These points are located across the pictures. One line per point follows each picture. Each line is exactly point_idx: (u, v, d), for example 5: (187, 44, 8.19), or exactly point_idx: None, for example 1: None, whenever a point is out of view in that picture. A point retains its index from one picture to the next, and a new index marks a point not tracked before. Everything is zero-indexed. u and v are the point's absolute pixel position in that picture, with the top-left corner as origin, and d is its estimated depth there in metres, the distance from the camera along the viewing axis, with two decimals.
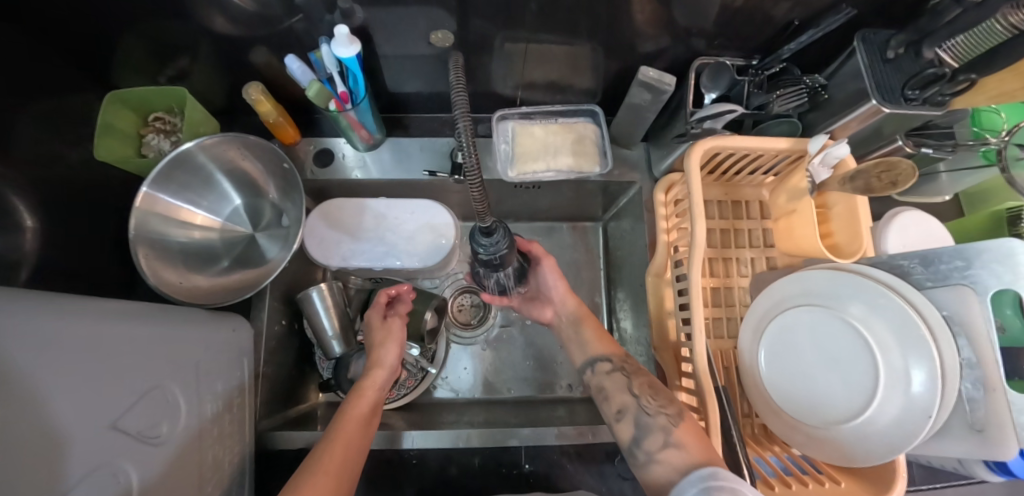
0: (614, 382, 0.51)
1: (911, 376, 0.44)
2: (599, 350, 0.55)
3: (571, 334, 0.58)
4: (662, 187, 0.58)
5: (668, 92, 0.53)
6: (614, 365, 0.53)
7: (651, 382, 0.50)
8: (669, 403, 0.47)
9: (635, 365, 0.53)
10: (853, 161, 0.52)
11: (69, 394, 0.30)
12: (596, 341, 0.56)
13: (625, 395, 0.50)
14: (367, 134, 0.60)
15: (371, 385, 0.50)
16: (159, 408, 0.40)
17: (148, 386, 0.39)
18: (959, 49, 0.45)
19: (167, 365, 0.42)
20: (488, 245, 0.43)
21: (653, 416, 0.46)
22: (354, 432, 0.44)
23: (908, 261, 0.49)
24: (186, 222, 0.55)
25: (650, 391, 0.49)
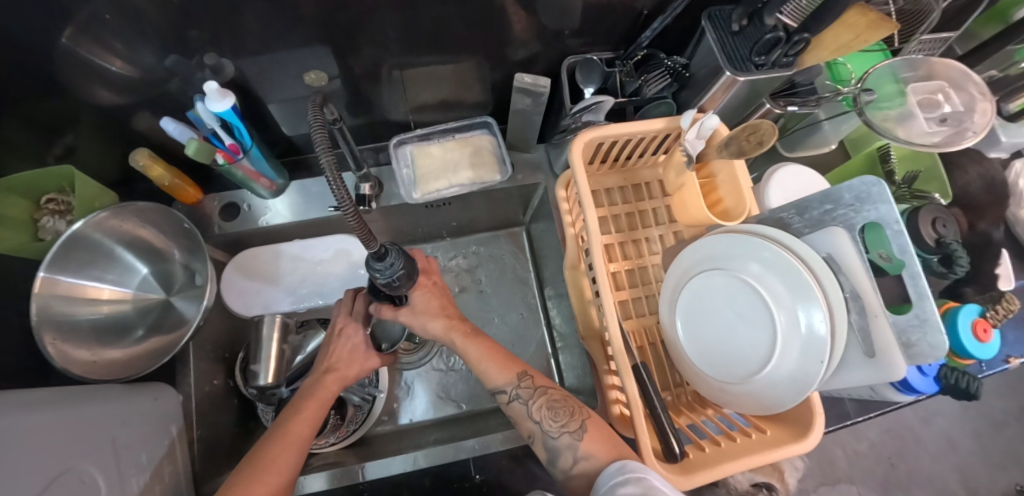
0: (516, 411, 0.50)
1: (804, 320, 0.47)
2: (497, 379, 0.51)
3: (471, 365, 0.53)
4: (562, 183, 0.60)
5: (545, 93, 0.55)
6: (516, 393, 0.51)
7: (550, 401, 0.49)
8: (569, 421, 0.48)
9: (533, 387, 0.51)
10: (724, 130, 0.56)
11: None
12: (490, 368, 0.52)
13: (529, 422, 0.49)
14: (269, 181, 0.60)
15: (325, 390, 0.51)
16: (76, 490, 0.39)
17: (59, 470, 0.38)
18: (799, 10, 0.49)
19: (82, 446, 0.41)
20: (383, 269, 0.44)
21: (557, 438, 0.47)
22: (299, 432, 0.46)
23: (786, 213, 0.52)
24: (93, 299, 0.54)
25: (551, 413, 0.49)
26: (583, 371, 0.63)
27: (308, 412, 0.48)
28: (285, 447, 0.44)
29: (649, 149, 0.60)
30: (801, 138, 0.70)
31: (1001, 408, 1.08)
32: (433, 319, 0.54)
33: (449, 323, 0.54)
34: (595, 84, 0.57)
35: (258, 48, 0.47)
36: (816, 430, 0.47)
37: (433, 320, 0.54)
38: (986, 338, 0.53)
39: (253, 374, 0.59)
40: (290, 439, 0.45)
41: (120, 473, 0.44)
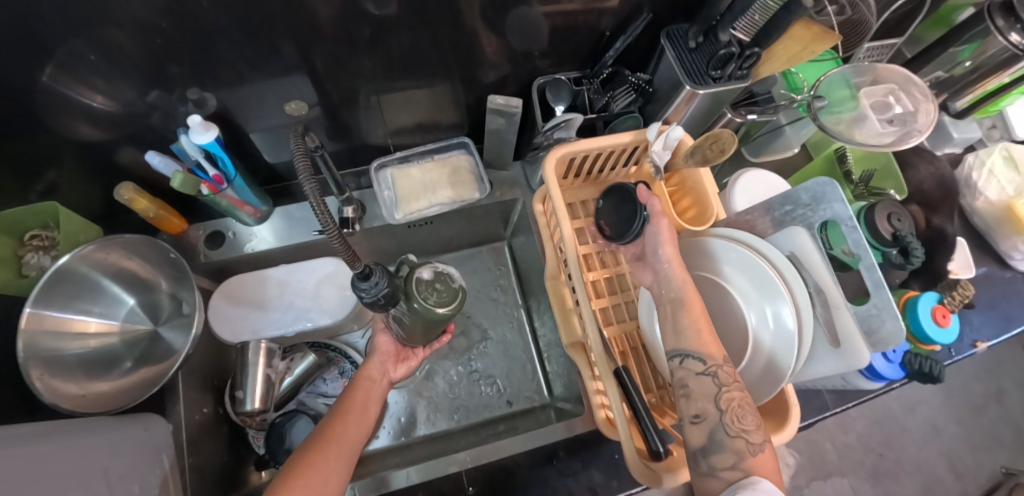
0: (701, 385, 0.43)
1: (773, 316, 0.50)
2: (694, 347, 0.44)
3: (685, 321, 0.46)
4: (537, 199, 0.62)
5: (518, 113, 0.58)
6: (707, 368, 0.43)
7: (743, 399, 0.42)
8: (753, 429, 0.41)
9: (733, 375, 0.43)
10: (689, 140, 0.58)
11: None
12: (701, 338, 0.44)
13: (709, 402, 0.43)
14: (253, 209, 0.62)
15: (371, 375, 0.57)
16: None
17: None
18: (751, 26, 0.52)
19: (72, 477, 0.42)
20: (368, 288, 0.46)
21: (734, 437, 0.40)
22: (352, 413, 0.52)
23: (750, 215, 0.55)
24: (80, 333, 0.54)
25: (739, 411, 0.42)
26: (569, 378, 0.65)
27: (359, 394, 0.54)
28: (341, 428, 0.49)
29: (620, 161, 0.62)
30: (765, 144, 0.74)
31: (978, 392, 1.12)
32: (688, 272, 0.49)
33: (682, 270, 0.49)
34: (564, 102, 0.60)
35: (239, 80, 0.49)
36: (792, 421, 0.50)
37: (669, 245, 0.50)
38: (946, 323, 0.56)
39: (241, 400, 0.59)
40: (349, 419, 0.51)
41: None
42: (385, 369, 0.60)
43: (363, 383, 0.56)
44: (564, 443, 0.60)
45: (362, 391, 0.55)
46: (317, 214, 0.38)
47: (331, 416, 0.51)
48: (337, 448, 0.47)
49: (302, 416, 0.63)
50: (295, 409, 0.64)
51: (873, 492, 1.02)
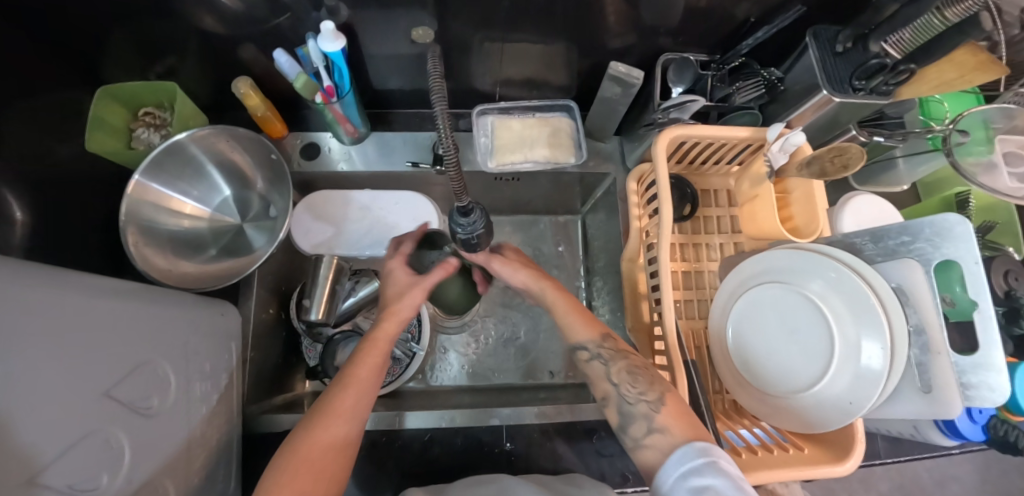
0: (595, 371, 0.50)
1: (864, 348, 0.46)
2: (578, 335, 0.51)
3: (557, 317, 0.54)
4: (634, 177, 0.61)
5: (636, 85, 0.56)
6: (594, 353, 0.50)
7: (630, 366, 0.48)
8: (648, 388, 0.46)
9: (614, 349, 0.50)
10: (809, 148, 0.55)
11: (64, 362, 0.33)
12: (575, 326, 0.52)
13: (605, 382, 0.49)
14: (352, 128, 0.62)
15: (383, 334, 0.48)
16: (148, 381, 0.42)
17: (139, 361, 0.41)
18: (904, 42, 0.48)
19: (156, 340, 0.44)
20: (466, 224, 0.45)
21: (635, 404, 0.45)
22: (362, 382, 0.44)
23: (859, 238, 0.52)
24: (176, 211, 0.57)
25: (629, 378, 0.47)
26: None
27: (369, 357, 0.46)
28: (348, 397, 0.43)
29: (726, 157, 0.61)
30: (874, 173, 0.71)
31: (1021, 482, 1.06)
32: (545, 279, 0.56)
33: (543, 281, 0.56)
34: (685, 85, 0.58)
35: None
36: (856, 458, 0.47)
37: (521, 273, 0.56)
38: None
39: (306, 309, 0.61)
40: (351, 386, 0.43)
41: (182, 378, 0.46)
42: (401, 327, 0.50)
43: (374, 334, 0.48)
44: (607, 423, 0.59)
45: (370, 357, 0.46)
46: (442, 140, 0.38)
47: (338, 385, 0.44)
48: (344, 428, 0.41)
49: (356, 339, 0.64)
50: (351, 331, 0.65)
51: None
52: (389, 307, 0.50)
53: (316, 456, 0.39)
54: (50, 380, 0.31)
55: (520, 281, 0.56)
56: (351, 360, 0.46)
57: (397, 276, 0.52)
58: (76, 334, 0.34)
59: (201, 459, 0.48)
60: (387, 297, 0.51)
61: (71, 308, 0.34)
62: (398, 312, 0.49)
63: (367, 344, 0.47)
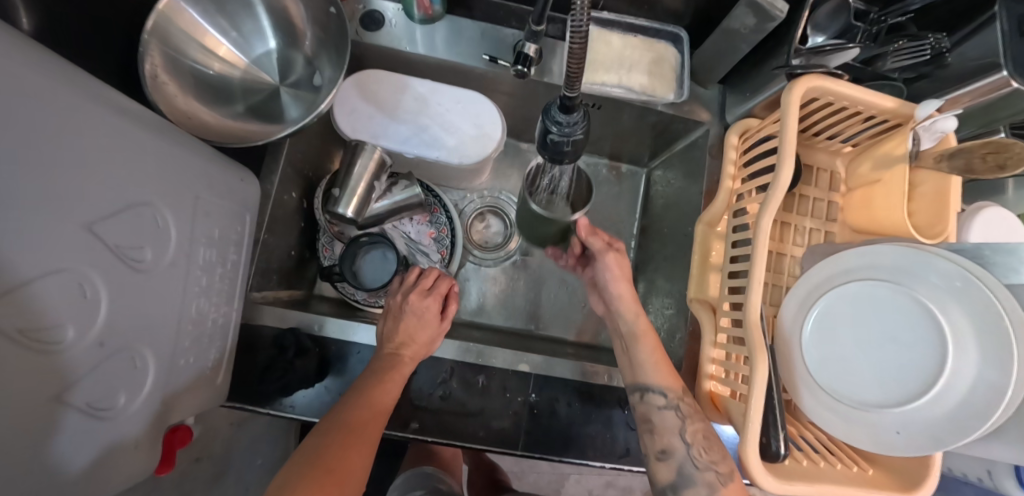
0: (666, 421, 0.42)
1: (978, 375, 0.40)
2: (655, 381, 0.44)
3: (641, 353, 0.46)
4: (736, 130, 0.53)
5: (778, 19, 0.46)
6: (669, 403, 0.43)
7: (706, 430, 0.42)
8: (721, 460, 0.41)
9: (696, 408, 0.43)
10: (955, 140, 0.46)
11: (35, 170, 0.24)
12: (658, 371, 0.44)
13: (674, 438, 0.42)
14: (427, 3, 0.51)
15: (421, 339, 0.47)
16: (144, 227, 0.34)
17: (136, 200, 0.33)
18: None
19: (162, 183, 0.36)
20: (564, 123, 0.36)
21: (702, 471, 0.40)
22: (389, 392, 0.42)
23: (993, 250, 0.44)
24: (208, 50, 0.48)
25: (705, 443, 0.41)
26: (668, 335, 0.58)
27: (406, 362, 0.44)
28: (387, 395, 0.41)
29: (850, 130, 0.52)
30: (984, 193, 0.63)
31: None
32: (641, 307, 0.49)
33: (636, 303, 0.49)
34: (828, 36, 0.49)
35: None
36: (927, 490, 0.41)
37: (624, 288, 0.49)
38: None
39: (335, 199, 0.53)
40: (374, 410, 0.40)
41: (179, 240, 0.38)
42: (434, 335, 0.48)
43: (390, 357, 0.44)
44: None
45: (406, 362, 0.44)
46: (573, 13, 0.29)
47: (373, 378, 0.42)
48: (360, 456, 0.36)
49: (384, 246, 0.57)
50: (381, 235, 0.57)
51: None
52: (420, 322, 0.48)
53: (343, 474, 0.34)
54: (13, 184, 0.23)
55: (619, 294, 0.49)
56: (366, 384, 0.41)
57: (427, 310, 0.49)
58: (56, 141, 0.26)
59: (192, 336, 0.41)
60: (414, 333, 0.47)
61: (53, 107, 0.26)
62: (419, 339, 0.47)
63: (389, 367, 0.43)
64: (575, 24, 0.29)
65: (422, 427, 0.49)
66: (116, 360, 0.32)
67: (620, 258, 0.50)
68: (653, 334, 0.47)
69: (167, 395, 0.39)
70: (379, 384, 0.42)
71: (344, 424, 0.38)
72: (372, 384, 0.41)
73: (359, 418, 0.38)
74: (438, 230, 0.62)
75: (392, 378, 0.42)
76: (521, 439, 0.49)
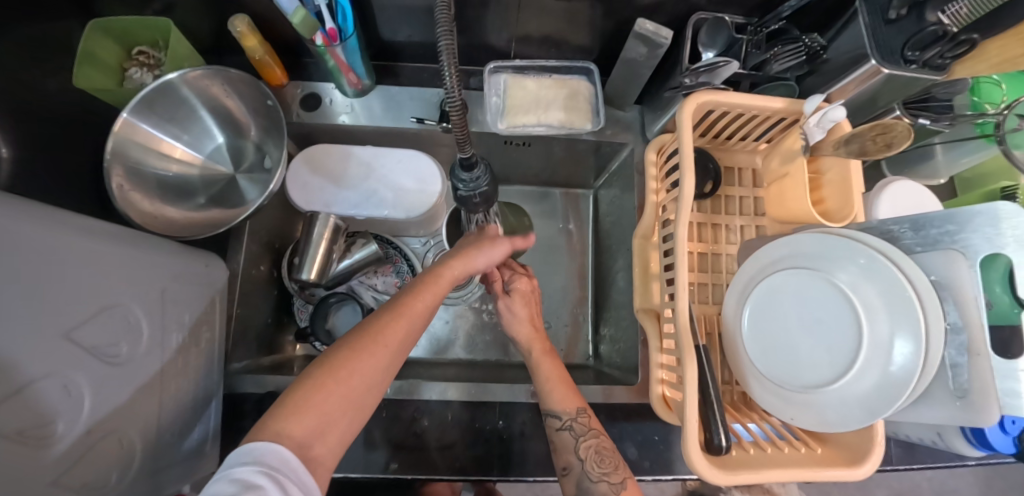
0: (563, 440, 0.48)
1: (896, 345, 0.43)
2: (555, 404, 0.50)
3: (539, 383, 0.52)
4: (654, 147, 0.56)
5: (664, 46, 0.50)
6: (564, 424, 0.49)
7: (599, 445, 0.48)
8: (613, 471, 0.46)
9: (587, 425, 0.49)
10: (848, 125, 0.49)
11: (16, 301, 0.29)
12: (553, 395, 0.50)
13: (571, 455, 0.47)
14: (356, 79, 0.58)
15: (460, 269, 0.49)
16: (117, 326, 0.39)
17: (109, 303, 0.38)
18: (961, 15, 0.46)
19: (130, 285, 0.41)
20: (468, 180, 0.42)
21: (596, 482, 0.46)
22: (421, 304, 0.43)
23: (898, 226, 0.47)
24: (165, 155, 0.54)
25: (597, 456, 0.47)
26: (626, 345, 0.61)
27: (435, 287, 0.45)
28: (420, 300, 0.43)
29: (757, 131, 0.56)
30: (908, 162, 0.65)
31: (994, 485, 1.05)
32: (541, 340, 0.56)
33: (535, 335, 0.56)
34: (717, 50, 0.53)
35: None
36: (873, 461, 0.44)
37: (523, 327, 0.57)
38: None
39: (298, 267, 0.58)
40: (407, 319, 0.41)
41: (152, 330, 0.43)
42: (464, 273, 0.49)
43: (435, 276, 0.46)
44: (606, 407, 0.56)
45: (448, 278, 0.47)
46: (446, 89, 0.34)
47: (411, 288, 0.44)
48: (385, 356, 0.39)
49: (351, 302, 0.61)
50: (346, 293, 0.62)
51: None
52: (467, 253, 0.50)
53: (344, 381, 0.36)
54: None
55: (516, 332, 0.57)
56: (405, 291, 0.44)
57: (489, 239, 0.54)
58: (34, 271, 0.31)
59: (174, 414, 0.45)
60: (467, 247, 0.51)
61: (29, 244, 0.31)
62: (471, 262, 0.50)
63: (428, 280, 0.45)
64: (450, 99, 0.34)
65: (401, 466, 0.52)
66: (103, 445, 0.36)
67: (511, 302, 0.58)
68: (550, 361, 0.54)
69: (156, 471, 0.43)
70: (415, 293, 0.43)
71: (365, 327, 0.40)
72: (411, 295, 0.43)
73: (383, 322, 0.40)
74: (402, 279, 0.67)
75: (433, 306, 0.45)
76: (495, 464, 0.53)
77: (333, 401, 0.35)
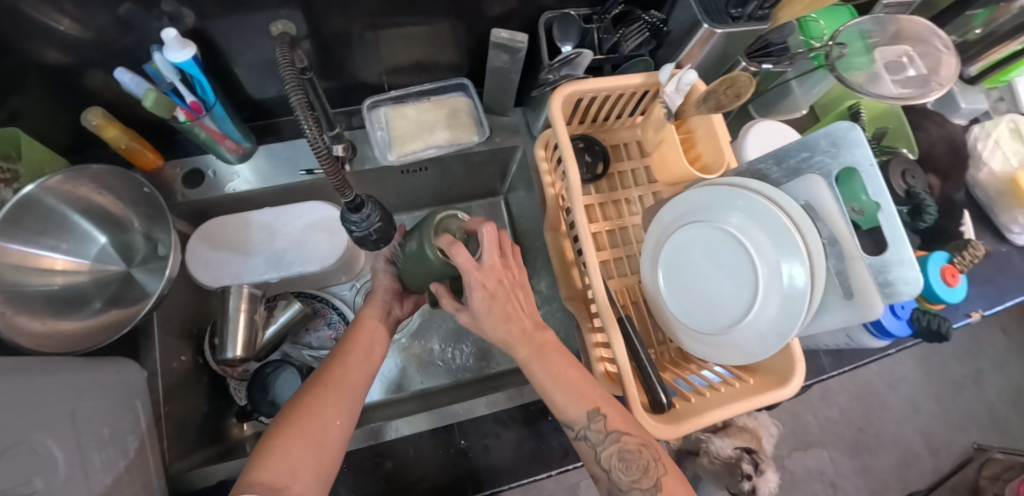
0: (583, 450, 0.44)
1: (784, 269, 0.47)
2: (568, 410, 0.43)
3: (540, 387, 0.45)
4: (540, 144, 0.58)
5: (523, 50, 0.53)
6: (579, 434, 0.43)
7: (621, 449, 0.41)
8: (642, 476, 0.40)
9: (604, 428, 0.42)
10: (701, 84, 0.54)
11: None
12: (564, 393, 0.43)
13: (596, 466, 0.43)
14: (235, 144, 0.57)
15: (370, 314, 0.53)
16: (29, 461, 0.35)
17: (15, 438, 0.35)
18: None
19: (36, 414, 0.37)
20: (359, 221, 0.42)
21: (627, 491, 0.41)
22: (353, 356, 0.48)
23: (764, 163, 0.52)
24: (46, 269, 0.49)
25: (622, 463, 0.41)
26: (566, 334, 0.63)
27: (361, 336, 0.50)
28: (354, 352, 0.49)
29: (629, 107, 0.60)
30: (775, 102, 0.71)
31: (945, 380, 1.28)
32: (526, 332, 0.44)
33: (522, 330, 0.45)
34: (573, 43, 0.56)
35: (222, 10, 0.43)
36: (798, 378, 0.47)
37: (506, 326, 0.43)
38: (955, 282, 0.54)
39: (221, 347, 0.55)
40: (349, 361, 0.47)
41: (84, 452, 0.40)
42: (389, 309, 0.55)
43: (367, 322, 0.52)
44: None
45: (363, 333, 0.51)
46: (310, 140, 0.34)
47: (343, 344, 0.50)
48: (336, 391, 0.44)
49: (289, 367, 0.60)
50: (281, 359, 0.61)
51: (849, 462, 1.21)
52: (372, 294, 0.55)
53: (306, 424, 0.40)
54: None
55: (486, 307, 0.42)
56: (343, 342, 0.50)
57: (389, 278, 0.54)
58: None
59: None
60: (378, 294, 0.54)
61: None
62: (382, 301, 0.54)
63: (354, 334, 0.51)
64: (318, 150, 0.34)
65: None
66: None
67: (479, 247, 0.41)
68: (557, 356, 0.45)
69: None
70: (349, 348, 0.49)
71: (315, 380, 0.45)
72: (347, 348, 0.49)
73: (332, 373, 0.45)
74: (336, 329, 0.66)
75: (374, 346, 0.51)
76: (468, 483, 0.54)
77: (299, 445, 0.38)
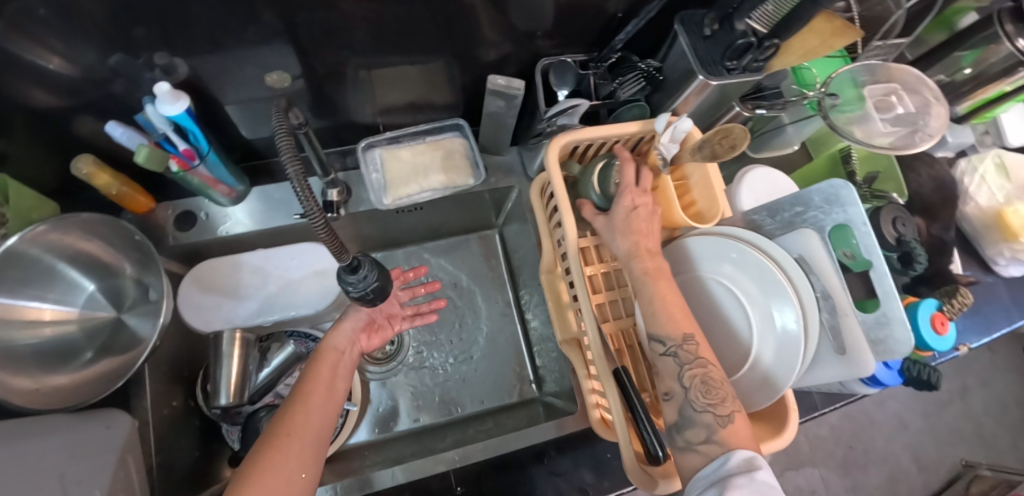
0: (665, 365, 0.44)
1: (778, 320, 0.47)
2: (660, 327, 0.44)
3: (644, 304, 0.45)
4: (536, 188, 0.59)
5: (519, 96, 0.53)
6: (669, 349, 0.43)
7: (706, 374, 0.42)
8: (721, 402, 0.41)
9: (695, 352, 0.43)
10: (698, 132, 0.54)
11: None
12: (671, 316, 0.44)
13: (673, 380, 0.43)
14: (228, 188, 0.57)
15: (331, 345, 0.52)
16: None
17: None
18: (768, 16, 0.45)
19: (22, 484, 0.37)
20: (356, 282, 0.42)
21: (701, 412, 0.41)
22: (314, 395, 0.47)
23: (758, 215, 0.53)
24: (32, 321, 0.48)
25: (702, 386, 0.42)
26: (561, 374, 0.64)
27: (321, 369, 0.50)
28: (316, 392, 0.47)
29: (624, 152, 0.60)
30: (767, 140, 0.72)
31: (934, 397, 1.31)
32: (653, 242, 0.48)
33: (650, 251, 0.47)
34: (569, 87, 0.56)
35: (213, 56, 0.43)
36: (792, 429, 0.48)
37: (631, 237, 0.48)
38: (944, 330, 0.55)
39: (214, 393, 0.55)
40: (311, 404, 0.46)
41: None
42: (352, 340, 0.55)
43: (328, 355, 0.51)
44: (554, 442, 0.59)
45: (325, 368, 0.50)
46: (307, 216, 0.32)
47: (297, 387, 0.48)
48: (298, 442, 0.42)
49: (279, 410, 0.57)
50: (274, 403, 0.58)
51: (841, 481, 1.22)
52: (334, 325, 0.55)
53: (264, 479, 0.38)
54: None
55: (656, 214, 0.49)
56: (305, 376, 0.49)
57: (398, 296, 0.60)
58: None
59: None
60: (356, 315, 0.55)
61: None
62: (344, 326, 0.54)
63: (314, 368, 0.50)
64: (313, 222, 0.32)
65: None
66: None
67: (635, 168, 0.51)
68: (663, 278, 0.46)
69: None
70: (310, 385, 0.48)
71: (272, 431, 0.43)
72: (307, 383, 0.48)
73: (293, 421, 0.44)
74: None
75: (336, 381, 0.50)
76: None
77: None
